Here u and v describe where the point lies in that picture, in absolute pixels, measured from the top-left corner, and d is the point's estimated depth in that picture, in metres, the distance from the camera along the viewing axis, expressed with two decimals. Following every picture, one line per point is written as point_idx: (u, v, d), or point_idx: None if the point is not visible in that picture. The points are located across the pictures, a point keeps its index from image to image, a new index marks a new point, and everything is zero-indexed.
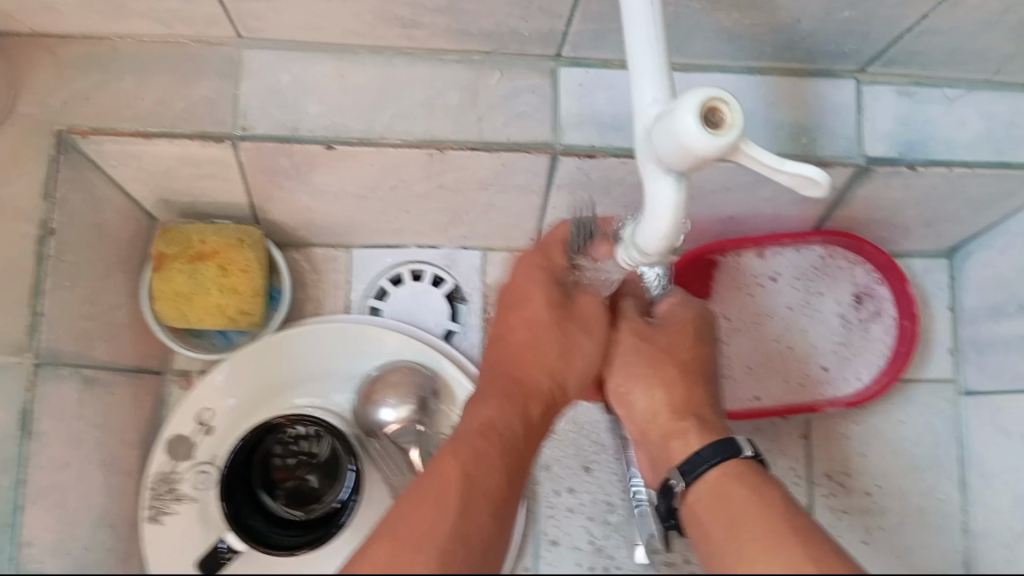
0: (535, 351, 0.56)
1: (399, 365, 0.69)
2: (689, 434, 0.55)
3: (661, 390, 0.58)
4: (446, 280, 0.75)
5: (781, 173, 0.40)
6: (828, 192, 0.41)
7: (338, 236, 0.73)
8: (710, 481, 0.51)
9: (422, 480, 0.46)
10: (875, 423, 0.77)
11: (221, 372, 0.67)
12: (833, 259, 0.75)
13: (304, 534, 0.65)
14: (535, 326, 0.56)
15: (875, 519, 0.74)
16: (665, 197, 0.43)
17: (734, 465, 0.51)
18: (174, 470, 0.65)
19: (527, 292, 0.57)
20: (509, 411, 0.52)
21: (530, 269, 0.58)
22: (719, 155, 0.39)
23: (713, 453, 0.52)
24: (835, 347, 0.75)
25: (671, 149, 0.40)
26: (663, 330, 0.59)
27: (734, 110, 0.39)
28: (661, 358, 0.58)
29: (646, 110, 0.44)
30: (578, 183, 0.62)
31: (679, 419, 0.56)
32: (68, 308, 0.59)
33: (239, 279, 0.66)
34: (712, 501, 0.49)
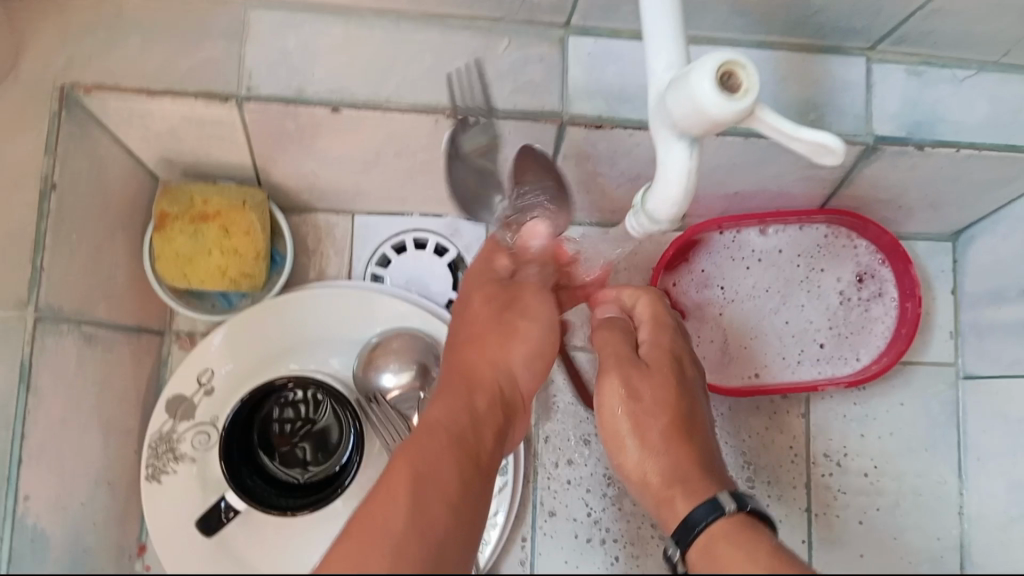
0: (494, 355, 0.54)
1: (400, 332, 0.69)
2: (676, 500, 0.52)
3: (652, 444, 0.55)
4: (449, 249, 0.75)
5: (795, 139, 0.40)
6: (843, 160, 0.40)
7: (341, 201, 0.73)
8: (699, 546, 0.48)
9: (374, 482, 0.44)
10: (875, 404, 0.77)
11: (217, 336, 0.67)
12: (836, 238, 0.74)
13: (303, 497, 0.66)
14: (484, 322, 0.56)
15: (872, 500, 0.75)
16: (676, 162, 0.42)
17: (722, 525, 0.48)
18: (174, 430, 0.66)
19: (468, 301, 0.58)
20: (454, 407, 0.49)
21: (484, 280, 0.59)
22: (732, 118, 0.39)
23: (708, 511, 0.50)
24: (834, 327, 0.74)
25: (684, 113, 0.40)
26: (648, 379, 0.56)
27: (750, 74, 0.38)
28: (652, 408, 0.55)
29: (660, 77, 0.44)
30: (583, 155, 0.63)
31: (667, 485, 0.53)
32: (69, 263, 0.59)
33: (241, 241, 0.66)
34: (700, 559, 0.47)
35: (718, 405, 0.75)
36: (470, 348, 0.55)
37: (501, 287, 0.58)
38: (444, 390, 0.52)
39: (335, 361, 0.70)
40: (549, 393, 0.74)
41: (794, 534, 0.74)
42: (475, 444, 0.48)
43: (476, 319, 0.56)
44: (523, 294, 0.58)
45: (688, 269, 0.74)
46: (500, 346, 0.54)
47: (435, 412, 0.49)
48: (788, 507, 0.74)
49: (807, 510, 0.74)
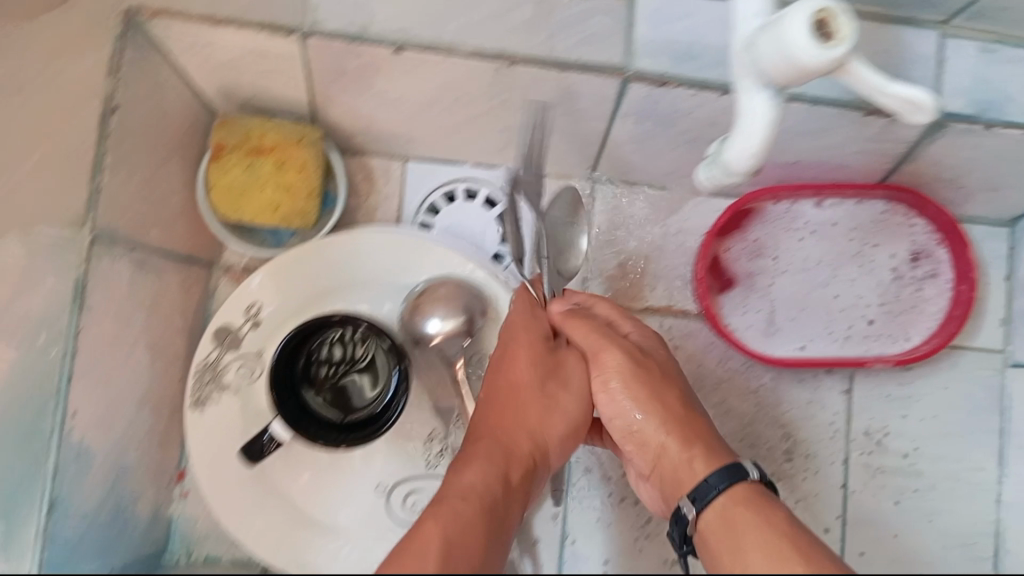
0: (526, 421, 0.55)
1: (447, 278, 0.68)
2: (696, 463, 0.54)
3: (662, 409, 0.56)
4: (500, 201, 0.74)
5: (886, 95, 0.42)
6: (933, 118, 0.42)
7: (395, 146, 0.72)
8: (719, 512, 0.50)
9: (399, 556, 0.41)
10: (919, 386, 0.76)
11: (255, 279, 0.67)
12: (893, 215, 0.72)
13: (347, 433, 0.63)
14: (518, 388, 0.56)
15: (909, 480, 0.75)
16: (759, 110, 0.43)
17: (739, 491, 0.51)
18: (220, 359, 0.67)
19: (513, 371, 0.57)
20: (486, 472, 0.50)
21: (525, 347, 0.58)
22: (823, 64, 0.39)
23: (722, 478, 0.51)
24: (885, 304, 0.73)
25: (774, 60, 0.40)
26: (649, 365, 0.58)
27: (845, 23, 0.39)
28: (659, 383, 0.57)
29: (746, 23, 0.44)
30: (643, 113, 0.62)
31: (687, 447, 0.55)
32: (127, 187, 0.59)
33: (295, 178, 0.66)
34: (721, 528, 0.49)
35: (760, 375, 0.76)
36: (506, 416, 0.55)
37: (547, 347, 0.58)
38: (472, 451, 0.52)
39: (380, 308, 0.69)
40: None
41: (829, 509, 0.75)
42: (500, 507, 0.49)
43: (516, 377, 0.57)
44: (568, 363, 0.58)
45: (741, 236, 0.74)
46: (534, 420, 0.55)
47: (469, 478, 0.49)
48: (824, 482, 0.75)
49: (843, 486, 0.75)
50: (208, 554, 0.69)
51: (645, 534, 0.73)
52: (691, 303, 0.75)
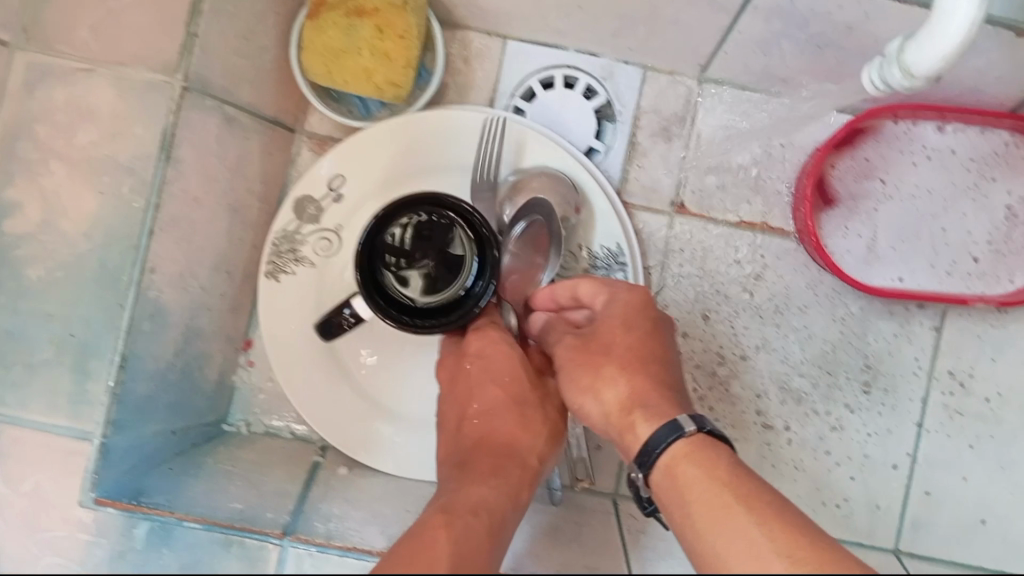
0: (505, 430, 0.53)
1: (539, 172, 0.66)
2: (637, 423, 0.46)
3: (608, 383, 0.49)
4: (599, 93, 0.71)
5: None
6: None
7: (497, 22, 0.68)
8: (665, 471, 0.43)
9: (400, 550, 0.37)
10: (1014, 330, 0.72)
11: (327, 164, 0.64)
12: (1016, 148, 0.67)
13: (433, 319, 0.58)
14: (494, 414, 0.54)
15: (988, 427, 0.71)
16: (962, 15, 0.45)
17: (682, 451, 0.43)
18: (299, 232, 0.64)
19: (495, 368, 0.56)
20: (490, 487, 0.46)
21: (499, 339, 0.57)
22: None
23: (668, 434, 0.44)
24: (994, 243, 0.69)
25: None
26: (597, 336, 0.52)
27: None
28: (600, 359, 0.50)
29: None
30: (777, 10, 0.58)
31: (626, 412, 0.47)
32: (224, 36, 0.56)
33: (393, 46, 0.61)
34: (670, 487, 0.42)
35: (849, 302, 0.72)
36: (490, 444, 0.51)
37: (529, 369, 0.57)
38: (473, 468, 0.48)
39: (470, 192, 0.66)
40: (677, 262, 0.71)
41: (901, 446, 0.71)
42: (505, 515, 0.44)
43: (487, 405, 0.55)
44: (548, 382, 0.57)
45: (852, 154, 0.69)
46: (518, 440, 0.52)
47: (477, 488, 0.45)
48: (900, 418, 0.71)
49: (919, 424, 0.71)
50: (269, 427, 0.67)
51: None
52: (788, 221, 0.71)
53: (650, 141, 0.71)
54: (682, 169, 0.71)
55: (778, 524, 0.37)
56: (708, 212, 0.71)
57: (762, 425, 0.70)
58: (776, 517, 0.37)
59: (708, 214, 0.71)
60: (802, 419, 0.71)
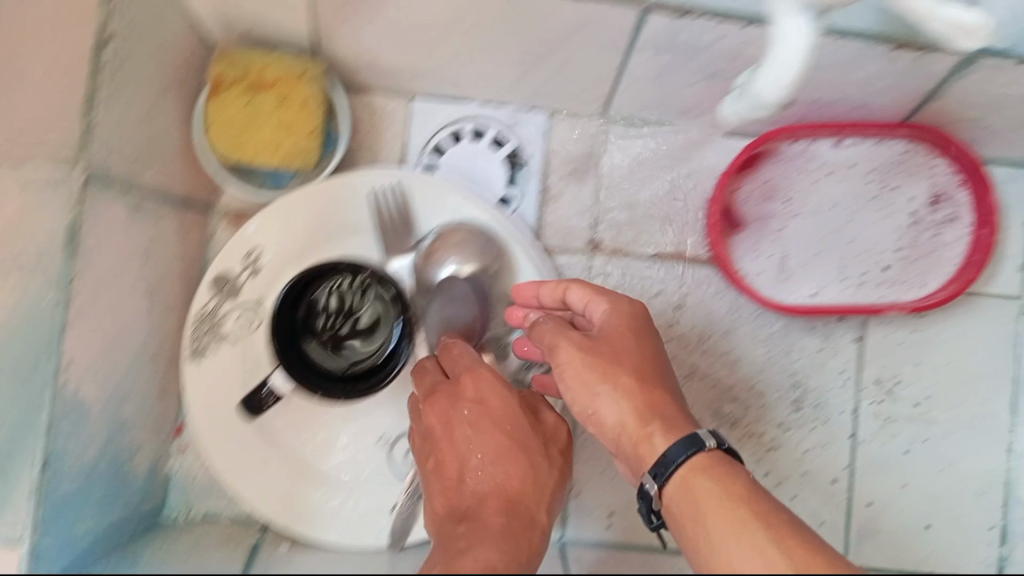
0: (511, 479, 0.46)
1: (459, 226, 0.67)
2: (655, 436, 0.45)
3: (621, 393, 0.47)
4: (508, 141, 0.71)
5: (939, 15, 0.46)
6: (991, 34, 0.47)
7: (399, 82, 0.69)
8: (681, 487, 0.43)
9: None
10: (933, 332, 0.75)
11: (253, 226, 0.64)
12: (915, 154, 0.69)
13: (353, 387, 0.61)
14: (496, 462, 0.46)
15: (920, 429, 0.74)
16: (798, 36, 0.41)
17: (700, 461, 0.44)
18: (219, 309, 0.64)
19: (490, 407, 0.49)
20: (501, 547, 0.39)
21: (481, 369, 0.50)
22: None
23: (683, 447, 0.44)
24: (902, 250, 0.72)
25: None
26: (607, 339, 0.49)
27: None
28: (611, 363, 0.48)
29: None
30: (664, 44, 0.59)
31: (645, 424, 0.46)
32: (124, 123, 0.56)
33: (296, 115, 0.62)
34: (684, 505, 0.43)
35: (771, 322, 0.73)
36: (497, 498, 0.44)
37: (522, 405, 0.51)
38: (479, 525, 0.41)
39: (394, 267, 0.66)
40: None
41: (837, 460, 0.73)
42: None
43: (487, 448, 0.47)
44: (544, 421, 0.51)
45: (754, 178, 0.72)
46: (526, 495, 0.45)
47: (484, 549, 0.38)
48: (834, 432, 0.73)
49: (852, 436, 0.73)
50: (206, 512, 0.66)
51: None
52: (701, 249, 0.73)
53: (561, 184, 0.72)
54: (595, 210, 0.72)
55: (801, 549, 0.38)
56: (626, 248, 0.72)
57: None
58: (796, 540, 0.38)
59: (625, 250, 0.72)
60: (739, 442, 0.72)
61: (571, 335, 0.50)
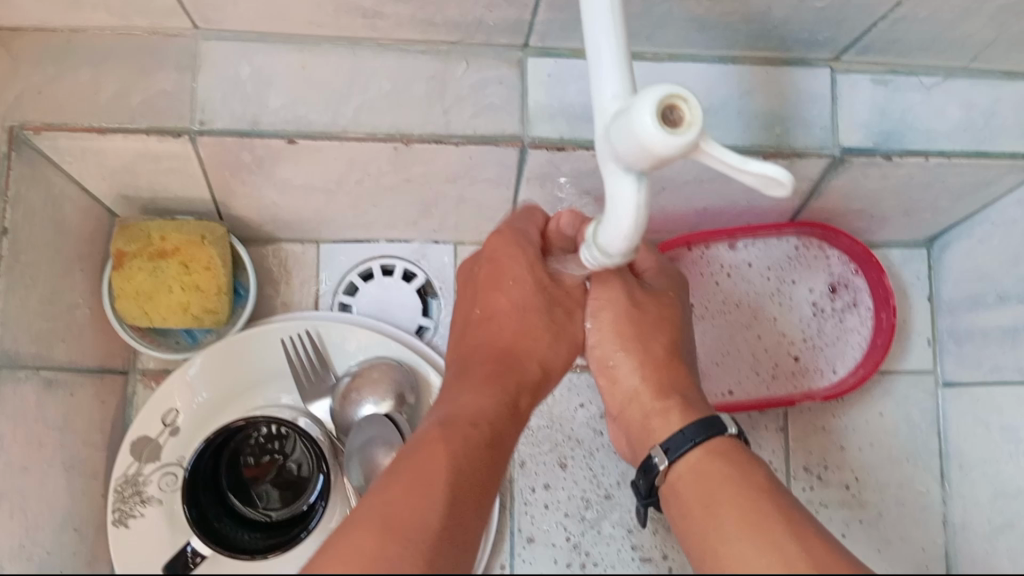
0: (515, 339, 0.57)
1: (375, 362, 0.68)
2: (670, 413, 0.56)
3: (646, 355, 0.59)
4: (417, 274, 0.74)
5: (744, 172, 0.37)
6: (792, 192, 0.37)
7: (305, 231, 0.71)
8: (693, 460, 0.52)
9: (386, 482, 0.44)
10: (855, 416, 0.77)
11: (194, 365, 0.67)
12: (806, 249, 0.75)
13: (271, 537, 0.65)
14: (495, 323, 0.57)
15: (855, 512, 0.74)
16: (628, 198, 0.40)
17: (715, 444, 0.53)
18: (140, 472, 0.65)
19: (509, 274, 0.58)
20: (489, 400, 0.52)
21: (512, 250, 0.58)
22: (678, 154, 0.36)
23: (698, 431, 0.53)
24: (809, 339, 0.75)
25: (632, 149, 0.37)
26: (651, 304, 0.60)
27: (693, 106, 0.36)
28: (648, 330, 0.59)
29: (604, 106, 0.42)
30: (548, 176, 0.62)
31: (665, 398, 0.57)
32: (28, 307, 0.58)
33: (202, 277, 0.65)
34: (696, 478, 0.51)
35: None
36: (501, 360, 0.56)
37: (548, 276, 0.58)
38: (473, 377, 0.54)
39: (303, 422, 0.66)
40: None
41: None
42: (503, 435, 0.51)
43: (498, 310, 0.57)
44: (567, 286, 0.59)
45: None
46: (518, 347, 0.56)
47: (477, 401, 0.52)
48: None
49: None
50: None
51: None
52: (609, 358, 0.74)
53: None
54: None
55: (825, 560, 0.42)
56: None
57: (639, 560, 0.72)
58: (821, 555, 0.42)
59: None
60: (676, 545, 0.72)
61: (628, 282, 0.60)
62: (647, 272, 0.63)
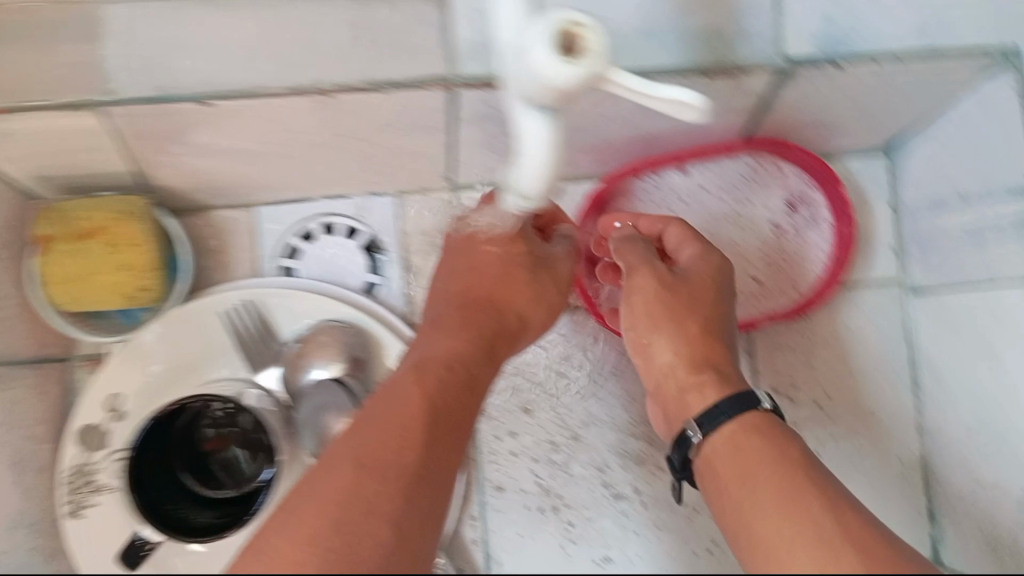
0: (494, 291, 0.57)
1: (325, 325, 0.66)
2: (705, 387, 0.53)
3: (682, 335, 0.55)
4: (360, 230, 0.71)
5: (652, 98, 0.37)
6: (704, 114, 0.37)
7: (240, 195, 0.68)
8: (727, 435, 0.49)
9: (365, 416, 0.46)
10: (820, 332, 0.75)
11: (150, 333, 0.65)
12: (761, 166, 0.71)
13: (223, 517, 0.66)
14: (473, 271, 0.58)
15: (825, 429, 0.74)
16: (533, 136, 0.38)
17: (752, 419, 0.50)
18: (90, 460, 0.64)
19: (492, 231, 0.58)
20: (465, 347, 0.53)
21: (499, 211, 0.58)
22: (581, 85, 0.35)
23: (733, 405, 0.50)
24: (768, 259, 0.73)
25: (530, 85, 0.36)
26: (687, 282, 0.57)
27: (592, 33, 0.35)
28: (681, 310, 0.56)
29: (503, 30, 0.37)
30: (482, 116, 0.58)
31: (698, 372, 0.54)
32: None
33: (130, 255, 0.62)
34: (730, 454, 0.48)
35: None
36: (480, 310, 0.56)
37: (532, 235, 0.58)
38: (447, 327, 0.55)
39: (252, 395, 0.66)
40: None
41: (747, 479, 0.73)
42: (477, 382, 0.52)
43: (480, 262, 0.58)
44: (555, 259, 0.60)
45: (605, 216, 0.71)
46: (499, 294, 0.57)
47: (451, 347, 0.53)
48: None
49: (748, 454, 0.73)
50: None
51: (570, 539, 0.71)
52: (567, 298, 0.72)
53: (423, 260, 0.71)
54: None
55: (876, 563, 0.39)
56: None
57: (612, 496, 0.71)
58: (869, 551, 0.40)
59: None
60: (649, 479, 0.71)
61: (659, 265, 0.58)
62: (681, 247, 0.60)
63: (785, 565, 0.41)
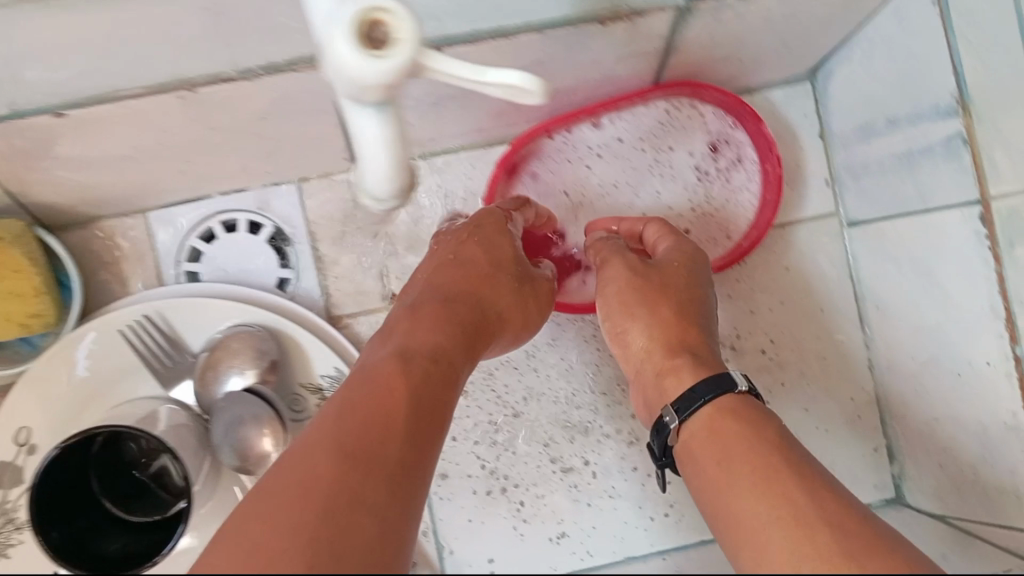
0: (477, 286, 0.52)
1: (238, 330, 0.62)
2: (682, 371, 0.51)
3: (655, 324, 0.54)
4: (263, 223, 0.67)
5: (485, 84, 0.33)
6: (548, 96, 0.33)
7: (128, 203, 0.64)
8: (703, 420, 0.47)
9: (337, 406, 0.37)
10: (759, 277, 0.72)
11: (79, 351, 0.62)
12: (677, 110, 0.68)
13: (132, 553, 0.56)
14: (463, 266, 0.53)
15: (774, 376, 0.71)
16: (368, 134, 0.35)
17: (728, 401, 0.47)
18: (8, 500, 0.60)
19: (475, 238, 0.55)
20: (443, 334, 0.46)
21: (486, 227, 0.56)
22: (397, 79, 0.31)
23: (708, 389, 0.48)
24: (698, 207, 0.70)
25: (343, 83, 0.32)
26: (661, 269, 0.57)
27: (399, 18, 0.30)
28: (655, 296, 0.55)
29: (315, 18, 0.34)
30: None
31: (673, 356, 0.52)
32: None
33: (14, 283, 0.57)
34: (707, 438, 0.46)
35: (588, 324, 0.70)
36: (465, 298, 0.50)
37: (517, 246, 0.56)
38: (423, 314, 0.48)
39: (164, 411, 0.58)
40: None
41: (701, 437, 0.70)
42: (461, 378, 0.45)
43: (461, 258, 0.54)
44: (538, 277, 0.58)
45: (519, 180, 0.68)
46: (481, 291, 0.52)
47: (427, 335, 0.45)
48: None
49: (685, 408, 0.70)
50: None
51: (522, 519, 0.68)
52: None
53: (335, 248, 0.67)
54: (380, 264, 0.68)
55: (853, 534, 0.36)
56: None
57: (561, 471, 0.68)
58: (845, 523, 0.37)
59: None
60: (596, 448, 0.69)
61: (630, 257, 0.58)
62: (658, 243, 0.60)
63: (763, 548, 0.38)
